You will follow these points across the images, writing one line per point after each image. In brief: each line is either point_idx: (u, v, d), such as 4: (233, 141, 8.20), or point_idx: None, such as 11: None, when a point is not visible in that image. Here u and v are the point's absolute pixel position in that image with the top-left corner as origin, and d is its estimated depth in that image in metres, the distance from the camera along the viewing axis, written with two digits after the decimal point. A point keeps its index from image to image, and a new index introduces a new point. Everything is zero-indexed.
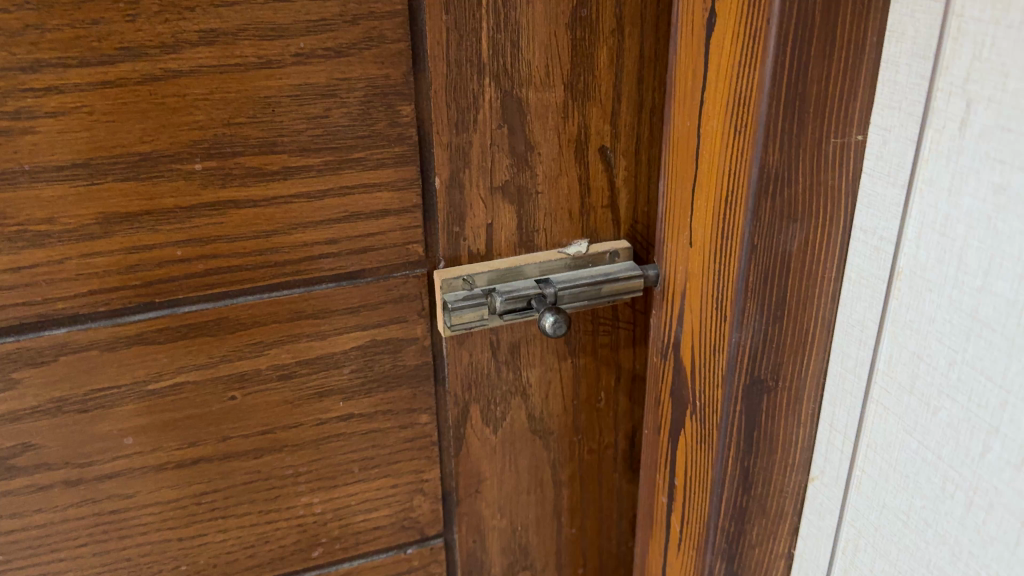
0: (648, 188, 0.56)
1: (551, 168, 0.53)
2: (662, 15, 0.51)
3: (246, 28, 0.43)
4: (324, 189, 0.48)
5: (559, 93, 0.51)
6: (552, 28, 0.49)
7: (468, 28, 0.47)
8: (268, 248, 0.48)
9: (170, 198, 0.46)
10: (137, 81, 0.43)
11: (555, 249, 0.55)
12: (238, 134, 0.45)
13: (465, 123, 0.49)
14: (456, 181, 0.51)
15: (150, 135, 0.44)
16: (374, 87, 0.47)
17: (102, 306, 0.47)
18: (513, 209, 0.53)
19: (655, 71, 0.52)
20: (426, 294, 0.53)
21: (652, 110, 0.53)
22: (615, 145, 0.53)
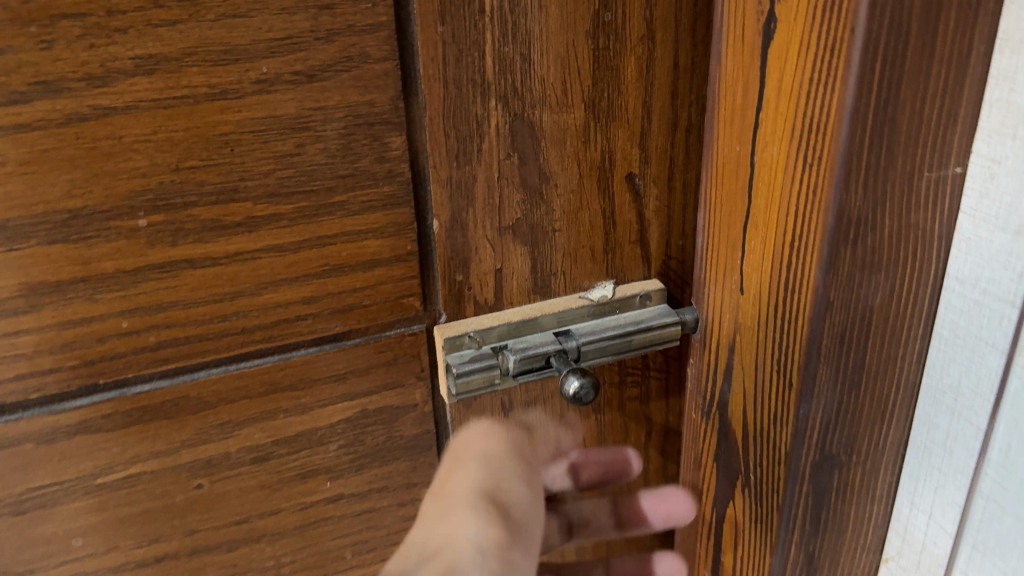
0: (683, 218, 0.47)
1: (570, 201, 0.44)
2: (699, 16, 0.42)
3: (193, 52, 0.35)
4: (298, 240, 0.40)
5: (579, 113, 0.42)
6: (569, 36, 0.40)
7: (469, 41, 0.38)
8: (233, 313, 0.40)
9: (110, 261, 0.37)
10: (60, 122, 0.34)
11: (575, 293, 0.47)
12: (190, 181, 0.37)
13: (468, 154, 0.41)
14: (458, 222, 0.43)
15: (80, 187, 0.35)
16: (356, 116, 0.38)
17: (34, 392, 0.38)
18: (526, 251, 0.45)
19: (692, 82, 0.44)
20: (425, 354, 0.45)
21: (688, 129, 0.45)
22: (645, 172, 0.45)
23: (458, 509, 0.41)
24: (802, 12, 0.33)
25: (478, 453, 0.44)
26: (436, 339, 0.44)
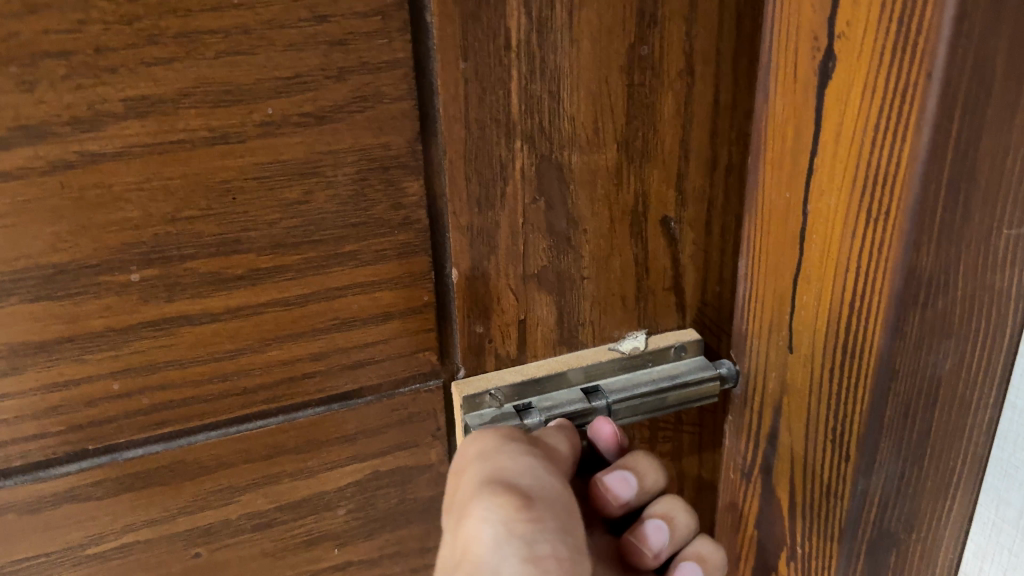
0: (722, 263, 0.44)
1: (600, 247, 0.41)
2: (743, 48, 0.39)
3: (191, 93, 0.31)
4: (305, 293, 0.37)
5: (611, 154, 0.39)
6: (602, 72, 0.37)
7: (493, 79, 0.35)
8: (234, 372, 0.37)
9: (100, 319, 0.34)
10: (43, 170, 0.31)
11: (604, 344, 0.43)
12: (188, 232, 0.34)
13: (491, 199, 0.38)
14: (479, 271, 0.39)
15: (66, 240, 0.32)
16: (370, 160, 0.35)
17: (17, 459, 0.35)
18: (553, 300, 0.41)
19: (734, 119, 0.40)
20: (441, 411, 0.42)
21: (729, 170, 0.41)
22: (681, 215, 0.42)
23: (469, 462, 0.34)
24: (867, 51, 0.30)
25: (494, 441, 0.35)
26: (454, 396, 0.41)
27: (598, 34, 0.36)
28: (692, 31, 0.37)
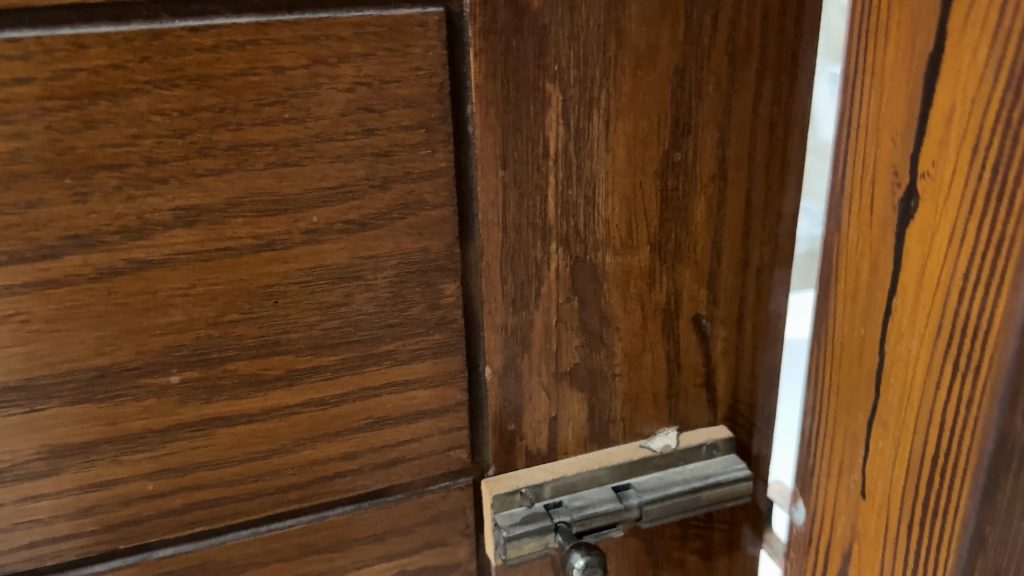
0: (752, 361, 0.44)
1: (632, 345, 0.41)
2: (774, 155, 0.39)
3: (239, 202, 0.32)
4: (341, 392, 0.37)
5: (644, 255, 0.39)
6: (637, 177, 0.37)
7: (531, 184, 0.36)
8: (268, 472, 0.37)
9: (138, 420, 0.34)
10: (92, 277, 0.31)
11: (635, 441, 0.43)
12: (229, 335, 0.34)
13: (525, 299, 0.38)
14: (512, 369, 0.39)
15: (110, 344, 0.33)
16: (409, 264, 0.36)
17: (49, 560, 0.35)
18: (585, 397, 0.41)
19: (765, 221, 0.41)
20: (470, 510, 0.42)
21: (761, 271, 0.42)
22: (713, 313, 0.42)
23: None
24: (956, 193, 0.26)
25: None
26: (485, 495, 0.41)
27: (633, 142, 0.37)
28: (725, 137, 0.38)
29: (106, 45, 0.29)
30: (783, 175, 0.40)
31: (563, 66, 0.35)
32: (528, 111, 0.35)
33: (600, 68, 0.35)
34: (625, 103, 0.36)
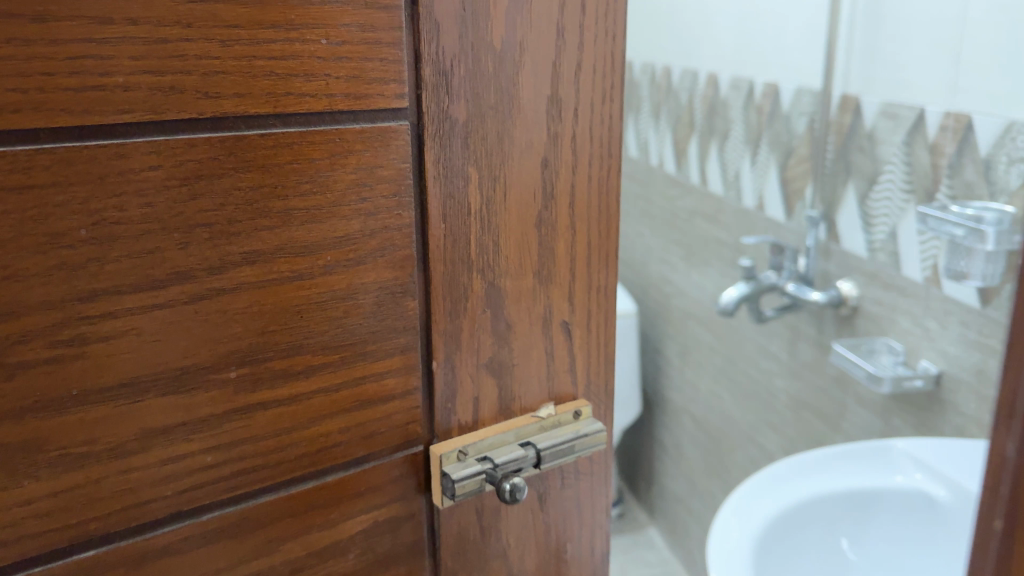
0: (596, 353, 0.65)
1: (524, 341, 0.60)
2: (603, 212, 0.62)
3: (283, 248, 0.48)
4: (340, 382, 0.52)
5: (528, 279, 0.59)
6: (523, 227, 0.58)
7: (460, 233, 0.55)
8: (288, 445, 0.51)
9: (205, 407, 0.47)
10: (184, 302, 0.45)
11: (528, 413, 0.62)
12: (270, 341, 0.49)
13: (458, 311, 0.56)
14: (451, 361, 0.57)
15: (191, 351, 0.46)
16: (385, 289, 0.53)
17: (132, 522, 0.46)
18: (494, 381, 0.60)
19: (599, 255, 0.62)
20: (421, 470, 0.58)
21: (598, 290, 0.63)
22: (572, 318, 0.62)
23: None
24: None
25: None
26: (433, 457, 0.57)
27: (521, 204, 0.57)
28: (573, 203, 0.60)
29: (206, 144, 0.44)
30: (608, 227, 0.62)
31: (479, 157, 0.54)
32: (458, 186, 0.54)
33: (500, 158, 0.55)
34: (515, 180, 0.56)
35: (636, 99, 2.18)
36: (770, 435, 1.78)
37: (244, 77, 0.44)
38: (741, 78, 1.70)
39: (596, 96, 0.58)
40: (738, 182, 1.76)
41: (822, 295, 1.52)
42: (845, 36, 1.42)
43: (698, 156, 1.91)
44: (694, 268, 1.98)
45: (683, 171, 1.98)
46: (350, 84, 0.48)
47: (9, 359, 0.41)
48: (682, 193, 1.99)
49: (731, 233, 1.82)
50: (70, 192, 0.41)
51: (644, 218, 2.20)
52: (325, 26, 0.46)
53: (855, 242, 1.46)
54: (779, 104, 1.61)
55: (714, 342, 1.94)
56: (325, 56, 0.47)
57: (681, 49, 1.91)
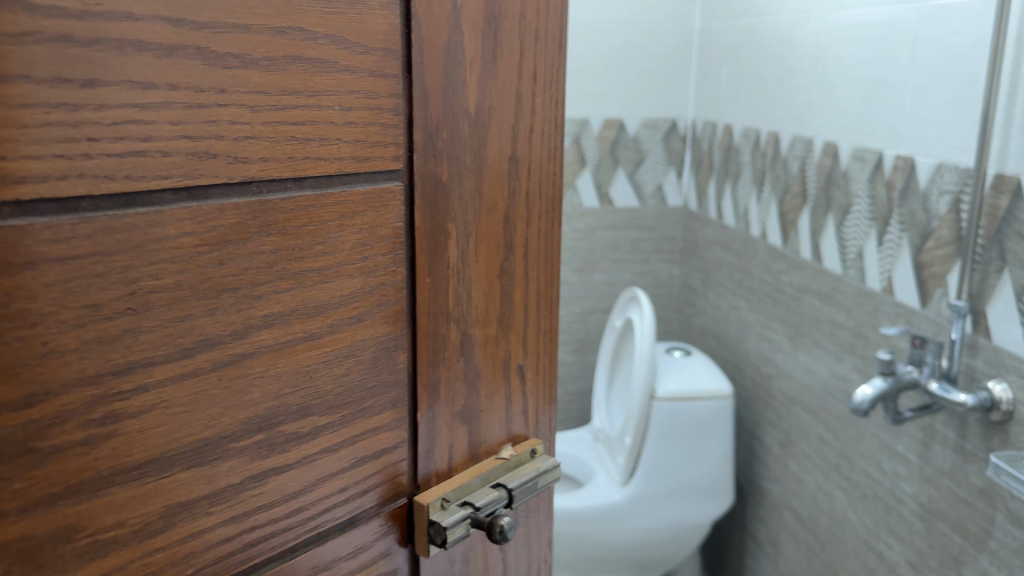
0: (543, 394, 0.66)
1: (489, 388, 0.61)
2: (551, 263, 0.63)
3: (297, 308, 0.46)
4: (342, 440, 0.51)
5: (491, 328, 0.60)
6: (489, 278, 0.58)
7: (439, 285, 0.55)
8: (297, 507, 0.49)
9: (225, 478, 0.45)
10: (210, 369, 0.43)
11: (491, 456, 0.62)
12: (283, 404, 0.47)
13: (438, 361, 0.56)
14: (432, 412, 0.56)
15: (215, 420, 0.43)
16: (382, 345, 0.52)
17: None
18: (466, 427, 0.60)
19: (547, 302, 0.64)
20: (403, 522, 0.56)
21: (544, 336, 0.65)
22: (526, 363, 0.64)
23: None
24: None
25: None
26: (416, 509, 0.56)
27: (487, 256, 0.58)
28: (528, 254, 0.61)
29: (236, 208, 0.42)
30: (552, 276, 0.64)
31: (456, 213, 0.54)
32: (440, 242, 0.54)
33: (473, 214, 0.56)
34: (484, 233, 0.57)
35: (736, 165, 1.90)
36: (896, 548, 1.42)
37: (269, 141, 0.42)
38: (867, 150, 1.44)
39: (543, 156, 0.60)
40: (862, 261, 1.47)
41: (970, 396, 1.19)
42: (1006, 103, 1.13)
43: (810, 230, 1.63)
44: (802, 350, 1.65)
45: (790, 245, 1.70)
46: (359, 147, 0.47)
47: (44, 444, 0.37)
48: (789, 270, 1.69)
49: (850, 316, 1.50)
50: (111, 262, 0.38)
51: (742, 291, 1.88)
52: (338, 91, 0.45)
53: (1013, 338, 1.14)
54: (913, 182, 1.33)
55: (824, 434, 1.60)
56: (338, 121, 0.45)
57: (791, 113, 1.67)
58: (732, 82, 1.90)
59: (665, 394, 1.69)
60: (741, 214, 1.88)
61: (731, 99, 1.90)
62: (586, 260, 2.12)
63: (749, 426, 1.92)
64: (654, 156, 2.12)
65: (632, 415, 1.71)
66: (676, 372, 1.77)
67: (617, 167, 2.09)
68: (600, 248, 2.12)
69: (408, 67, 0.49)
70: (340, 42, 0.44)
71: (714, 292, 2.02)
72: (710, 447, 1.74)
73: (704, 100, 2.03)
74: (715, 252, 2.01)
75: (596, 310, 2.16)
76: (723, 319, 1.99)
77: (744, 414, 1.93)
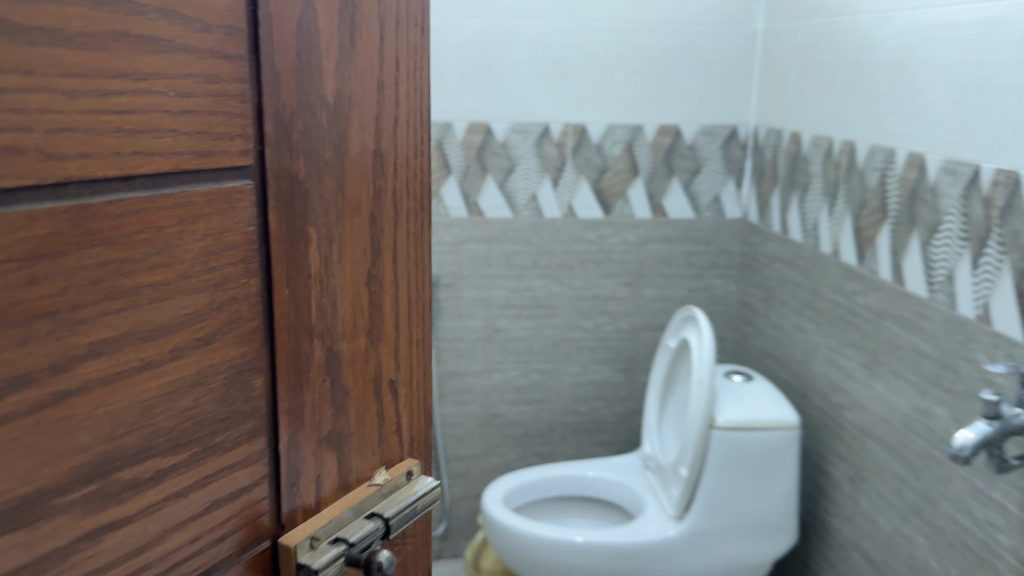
0: (418, 411, 0.59)
1: (359, 410, 0.53)
2: (421, 268, 0.56)
3: (129, 333, 0.38)
4: (191, 483, 0.42)
5: (361, 342, 0.52)
6: (355, 285, 0.51)
7: (299, 295, 0.47)
8: (139, 566, 0.40)
9: (51, 539, 0.35)
10: (24, 412, 0.34)
11: (364, 482, 0.54)
12: (119, 447, 0.38)
13: (302, 383, 0.48)
14: (295, 441, 0.48)
15: (34, 474, 0.34)
16: (233, 367, 0.44)
17: None
18: (336, 457, 0.52)
19: (417, 311, 0.57)
20: (266, 567, 0.47)
21: (417, 347, 0.58)
22: (399, 376, 0.56)
23: None
24: None
25: None
26: (282, 556, 0.48)
27: (353, 259, 0.50)
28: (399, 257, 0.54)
29: (49, 217, 0.33)
30: (423, 280, 0.57)
31: (317, 215, 0.47)
32: (299, 247, 0.46)
33: (335, 212, 0.48)
34: (348, 234, 0.49)
35: (805, 176, 1.72)
36: None
37: (88, 134, 0.34)
38: (962, 163, 1.22)
39: (409, 149, 0.53)
40: (953, 286, 1.24)
41: None
42: None
43: (891, 249, 1.40)
44: (879, 380, 1.44)
45: (865, 264, 1.48)
46: (199, 141, 0.39)
47: None
48: (865, 291, 1.48)
49: (936, 347, 1.27)
50: None
51: (811, 310, 1.68)
52: (172, 74, 0.37)
53: None
54: (1018, 202, 1.11)
55: (903, 473, 1.38)
56: (174, 110, 0.38)
57: (873, 122, 1.45)
58: (799, 87, 1.74)
59: (725, 424, 1.55)
60: (812, 230, 1.69)
61: (799, 105, 1.74)
62: (636, 274, 2.01)
63: (813, 456, 1.70)
64: (712, 165, 1.99)
65: (690, 445, 1.59)
66: (734, 397, 1.63)
67: (672, 176, 1.97)
68: (651, 262, 2.01)
69: (255, 48, 0.41)
70: (174, 17, 0.37)
71: (773, 310, 1.87)
72: (772, 484, 1.59)
73: (767, 107, 1.89)
74: (775, 268, 1.86)
75: (646, 327, 2.04)
76: (784, 340, 1.81)
77: (807, 442, 1.72)
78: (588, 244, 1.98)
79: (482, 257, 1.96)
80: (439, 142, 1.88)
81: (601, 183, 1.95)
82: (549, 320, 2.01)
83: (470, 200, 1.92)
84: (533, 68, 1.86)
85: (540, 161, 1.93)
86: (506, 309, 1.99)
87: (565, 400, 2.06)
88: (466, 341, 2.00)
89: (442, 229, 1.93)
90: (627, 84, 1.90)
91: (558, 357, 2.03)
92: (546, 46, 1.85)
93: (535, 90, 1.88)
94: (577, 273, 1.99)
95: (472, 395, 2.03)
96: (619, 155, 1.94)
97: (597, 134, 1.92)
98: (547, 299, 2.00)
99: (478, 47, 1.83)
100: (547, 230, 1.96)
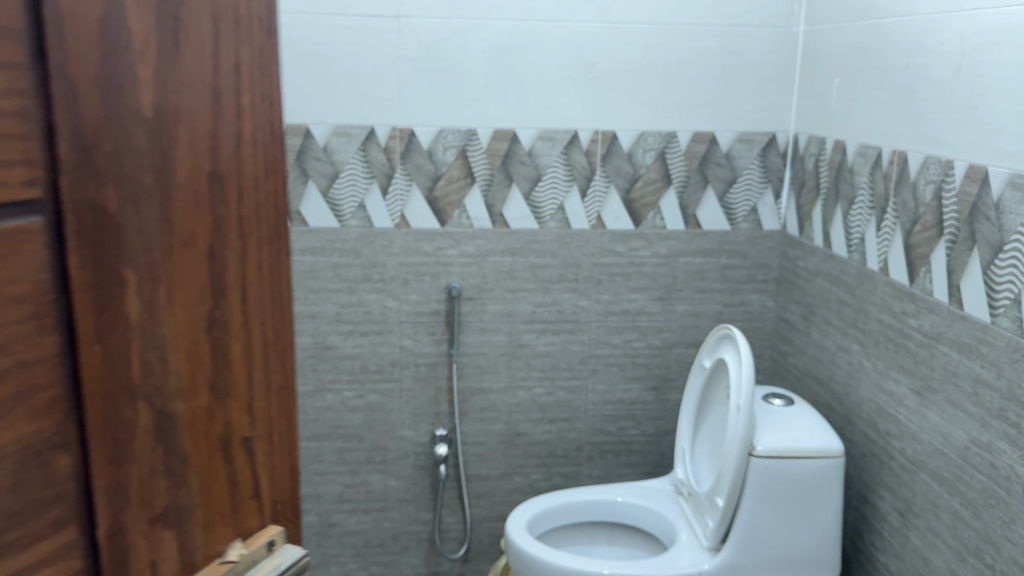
0: (279, 468, 0.57)
1: (204, 474, 0.49)
2: (276, 310, 0.54)
3: None
4: None
5: (201, 401, 0.48)
6: (193, 334, 0.47)
7: (120, 351, 0.42)
8: None
9: None
10: None
11: (211, 558, 0.51)
12: None
13: (128, 453, 0.43)
14: (121, 524, 0.43)
15: None
16: (26, 447, 0.37)
17: None
18: (177, 537, 0.48)
19: (269, 357, 0.54)
20: None
21: (267, 405, 0.54)
22: (251, 433, 0.53)
23: None
24: None
25: None
26: None
27: (187, 314, 0.46)
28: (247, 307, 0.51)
29: None
30: (273, 333, 0.54)
31: (137, 258, 0.42)
32: (118, 298, 0.41)
33: (160, 254, 0.44)
34: (178, 282, 0.45)
35: (851, 187, 1.61)
36: None
37: None
38: None
39: (254, 176, 0.50)
40: (1018, 310, 1.13)
41: None
42: None
43: (948, 269, 1.29)
44: (932, 408, 1.33)
45: (918, 283, 1.37)
46: None
47: None
48: (918, 312, 1.37)
49: (1000, 375, 1.16)
50: None
51: (857, 330, 1.57)
52: None
53: None
54: None
55: (962, 511, 1.25)
56: None
57: (928, 132, 1.34)
58: (844, 93, 1.63)
59: (765, 451, 1.45)
60: (858, 245, 1.58)
61: (844, 112, 1.63)
62: (668, 288, 1.91)
63: (859, 487, 1.57)
64: (749, 175, 1.89)
65: (726, 473, 1.49)
66: (773, 423, 1.53)
67: (707, 186, 1.88)
68: (684, 275, 1.91)
69: (41, 58, 0.36)
70: None
71: (814, 329, 1.76)
72: (814, 517, 1.49)
73: (809, 114, 1.78)
74: (816, 283, 1.75)
75: (678, 344, 1.94)
76: (827, 360, 1.70)
77: (852, 471, 1.60)
78: (618, 256, 1.89)
79: (506, 269, 1.88)
80: (464, 151, 1.81)
81: (632, 193, 1.87)
82: (575, 335, 1.92)
83: (495, 210, 1.85)
84: (562, 74, 1.78)
85: (568, 170, 1.84)
86: (530, 324, 1.91)
87: (592, 419, 1.97)
88: (489, 356, 1.92)
89: (465, 240, 1.86)
90: (661, 90, 1.81)
91: (585, 374, 1.94)
92: (576, 50, 1.77)
93: (565, 96, 1.80)
94: (606, 287, 1.90)
95: (495, 413, 1.95)
96: (650, 164, 1.85)
97: (628, 142, 1.83)
98: (574, 313, 1.91)
99: (505, 51, 1.76)
100: (574, 242, 1.88)
